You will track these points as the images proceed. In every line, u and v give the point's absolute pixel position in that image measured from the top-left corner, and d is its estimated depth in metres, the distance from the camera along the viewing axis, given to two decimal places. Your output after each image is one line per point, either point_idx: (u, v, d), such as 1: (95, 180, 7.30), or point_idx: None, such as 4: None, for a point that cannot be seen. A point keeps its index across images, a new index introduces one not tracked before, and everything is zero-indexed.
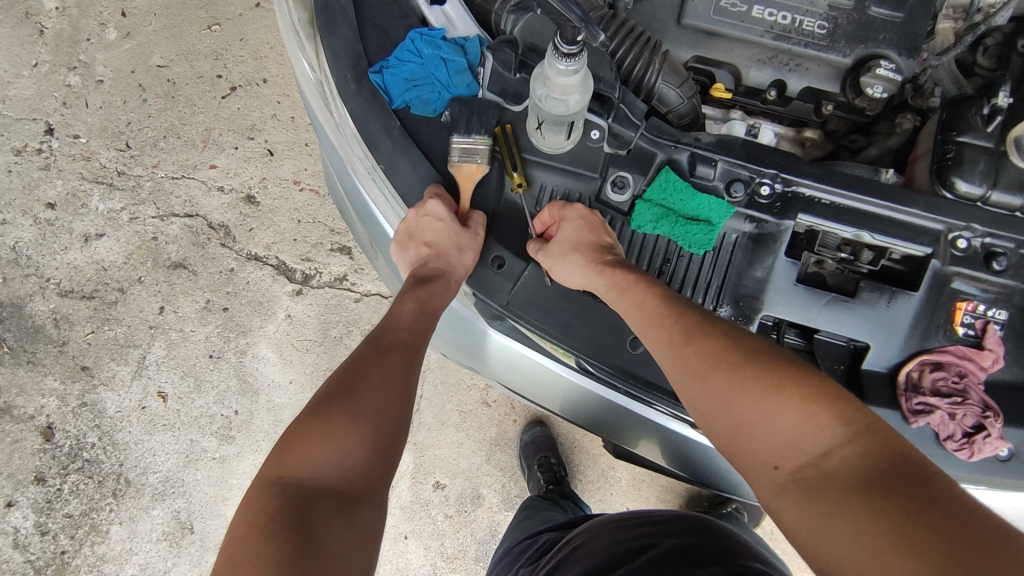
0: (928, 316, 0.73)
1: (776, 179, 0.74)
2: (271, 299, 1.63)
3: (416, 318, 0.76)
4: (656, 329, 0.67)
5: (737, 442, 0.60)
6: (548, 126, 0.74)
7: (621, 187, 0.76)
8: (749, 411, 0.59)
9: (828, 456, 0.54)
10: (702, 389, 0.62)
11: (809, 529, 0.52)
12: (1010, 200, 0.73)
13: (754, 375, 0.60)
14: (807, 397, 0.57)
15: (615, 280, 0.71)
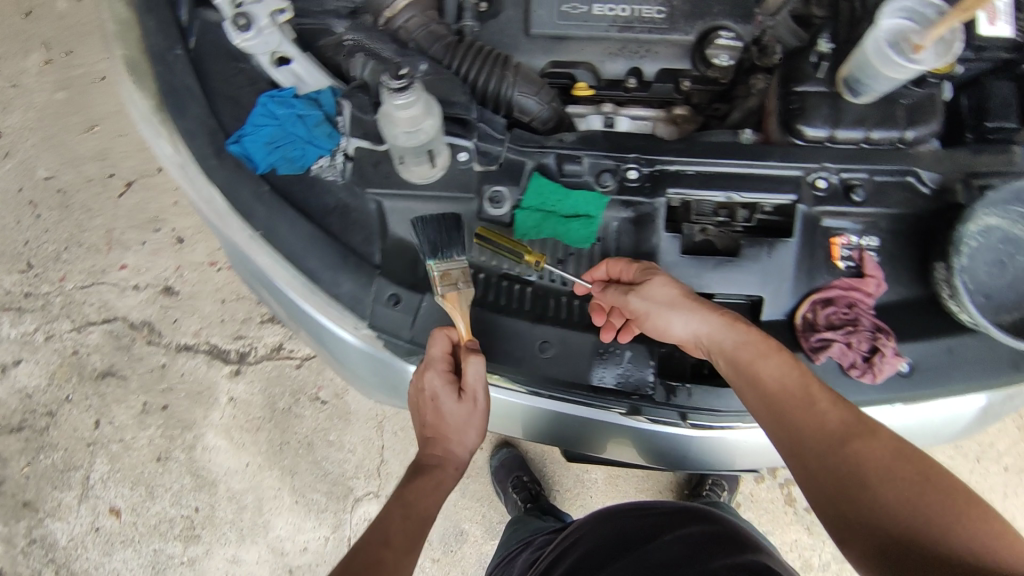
0: (809, 256, 0.77)
1: (641, 161, 0.77)
2: (210, 386, 1.56)
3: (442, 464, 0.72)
4: (797, 404, 0.64)
5: (895, 540, 0.55)
6: (411, 157, 0.77)
7: (498, 202, 0.78)
8: (919, 508, 0.55)
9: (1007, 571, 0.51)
10: (865, 472, 0.58)
11: None
12: (853, 135, 0.78)
13: (925, 479, 0.57)
14: (982, 513, 0.55)
15: (755, 344, 0.68)
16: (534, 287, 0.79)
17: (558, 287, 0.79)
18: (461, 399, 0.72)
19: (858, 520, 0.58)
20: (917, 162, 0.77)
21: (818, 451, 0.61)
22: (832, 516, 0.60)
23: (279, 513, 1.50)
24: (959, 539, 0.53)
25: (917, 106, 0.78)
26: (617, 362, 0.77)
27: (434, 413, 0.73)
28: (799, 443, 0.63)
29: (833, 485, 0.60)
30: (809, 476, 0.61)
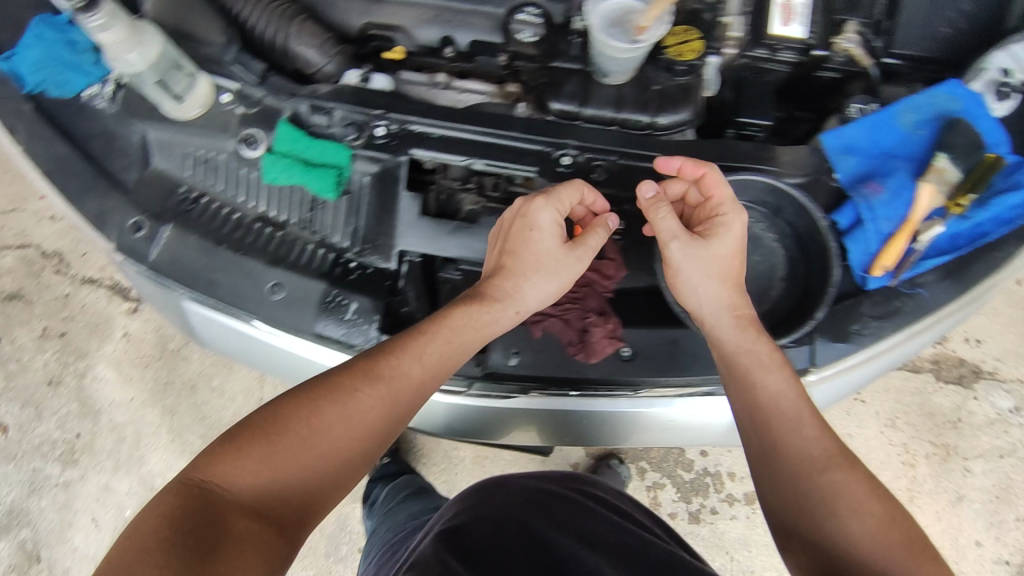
0: None
1: (388, 119, 0.78)
2: (106, 320, 1.71)
3: (384, 417, 0.66)
4: (340, 467, 0.64)
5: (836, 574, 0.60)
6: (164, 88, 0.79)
7: (253, 144, 0.79)
8: (875, 540, 0.60)
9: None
10: (830, 502, 0.62)
11: None
12: (603, 114, 0.77)
13: (886, 512, 0.62)
14: (941, 569, 0.59)
15: (759, 356, 0.67)
16: (284, 233, 0.81)
17: (308, 236, 0.81)
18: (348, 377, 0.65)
19: (799, 543, 0.64)
20: (665, 149, 0.76)
21: (790, 478, 0.65)
22: (787, 535, 0.65)
23: (155, 448, 1.63)
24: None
25: (666, 94, 0.77)
26: (342, 314, 0.77)
27: (410, 354, 0.67)
28: (777, 466, 0.66)
29: (794, 509, 0.64)
30: (770, 493, 0.66)
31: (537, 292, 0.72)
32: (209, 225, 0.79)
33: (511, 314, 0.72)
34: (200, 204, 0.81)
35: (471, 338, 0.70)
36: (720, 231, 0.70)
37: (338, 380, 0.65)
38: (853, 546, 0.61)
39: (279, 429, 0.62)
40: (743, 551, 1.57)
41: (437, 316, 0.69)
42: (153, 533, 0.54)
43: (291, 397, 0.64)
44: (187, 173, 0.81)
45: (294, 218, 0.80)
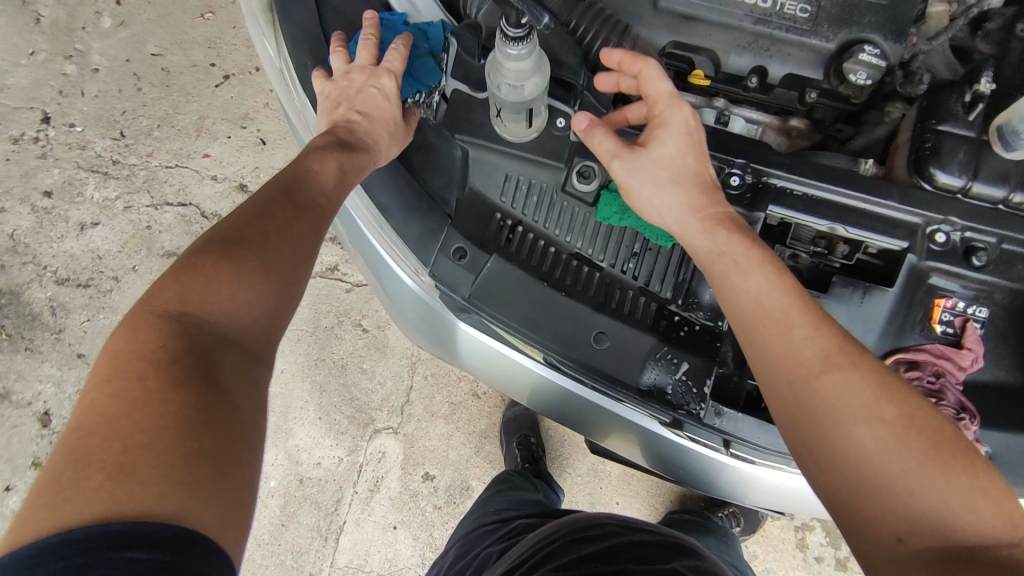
0: (903, 313, 0.71)
1: (746, 169, 0.71)
2: None
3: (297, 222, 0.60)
4: (282, 243, 0.58)
5: (853, 492, 0.53)
6: (506, 112, 0.73)
7: (586, 177, 0.74)
8: (887, 460, 0.52)
9: (969, 534, 0.50)
10: (837, 415, 0.54)
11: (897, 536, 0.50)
12: (991, 192, 0.71)
13: (904, 419, 0.53)
14: (966, 463, 0.51)
15: (777, 297, 0.59)
16: (601, 275, 0.75)
17: (628, 280, 0.75)
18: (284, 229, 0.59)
19: (818, 457, 0.55)
20: None
21: (788, 387, 0.57)
22: (797, 447, 0.57)
23: (302, 423, 1.62)
24: (932, 489, 0.51)
25: None
26: (671, 373, 0.73)
27: (337, 172, 0.67)
28: (766, 367, 0.59)
29: (801, 417, 0.56)
30: (775, 401, 0.58)
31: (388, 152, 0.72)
32: (529, 259, 0.75)
33: (362, 161, 0.71)
34: (517, 234, 0.75)
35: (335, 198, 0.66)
36: (655, 131, 0.69)
37: (240, 237, 0.56)
38: (865, 461, 0.52)
39: (207, 268, 0.53)
40: None
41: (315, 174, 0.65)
42: (97, 417, 0.44)
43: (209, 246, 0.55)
44: (503, 198, 0.76)
45: (615, 260, 0.75)
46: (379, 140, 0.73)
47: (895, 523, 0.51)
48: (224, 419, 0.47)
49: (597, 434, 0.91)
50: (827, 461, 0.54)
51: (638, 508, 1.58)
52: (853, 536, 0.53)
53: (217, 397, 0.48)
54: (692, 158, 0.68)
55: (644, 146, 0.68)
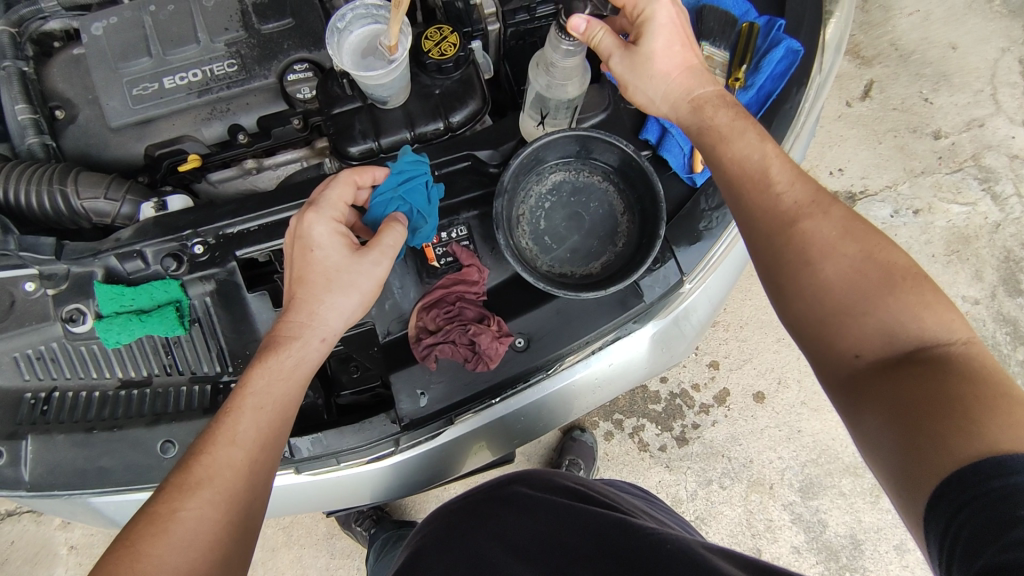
0: (402, 266, 0.78)
1: (201, 234, 0.75)
2: (45, 542, 1.59)
3: (263, 433, 0.62)
4: (241, 465, 0.60)
5: (830, 314, 0.57)
6: (551, 117, 0.77)
7: (77, 319, 0.75)
8: (849, 281, 0.57)
9: (924, 335, 0.54)
10: (809, 246, 0.58)
11: (858, 338, 0.56)
12: (400, 138, 0.78)
13: (865, 256, 0.57)
14: (923, 289, 0.55)
15: (747, 136, 0.65)
16: (152, 387, 0.77)
17: (177, 378, 0.78)
18: (250, 436, 0.61)
19: (790, 291, 0.59)
20: (470, 145, 0.77)
21: (769, 231, 0.61)
22: (764, 269, 0.62)
23: None
24: (886, 308, 0.55)
25: (450, 93, 0.78)
26: None
27: (284, 374, 0.65)
28: (744, 213, 0.63)
29: (771, 251, 0.61)
30: (754, 244, 0.63)
31: (339, 313, 0.68)
32: (73, 417, 0.75)
33: (320, 345, 0.67)
34: (54, 400, 0.76)
35: (285, 391, 0.65)
36: (647, 28, 0.68)
37: (209, 452, 0.59)
38: (833, 286, 0.57)
39: (190, 481, 0.57)
40: (736, 447, 1.64)
41: (243, 382, 0.63)
42: None
43: (141, 522, 0.55)
44: (26, 377, 0.76)
45: (154, 369, 0.77)
46: (324, 298, 0.67)
47: (856, 340, 0.56)
48: None
49: (277, 510, 0.90)
50: (790, 290, 0.59)
51: None
52: (818, 360, 0.59)
53: None
54: (681, 43, 0.69)
55: (637, 46, 0.69)
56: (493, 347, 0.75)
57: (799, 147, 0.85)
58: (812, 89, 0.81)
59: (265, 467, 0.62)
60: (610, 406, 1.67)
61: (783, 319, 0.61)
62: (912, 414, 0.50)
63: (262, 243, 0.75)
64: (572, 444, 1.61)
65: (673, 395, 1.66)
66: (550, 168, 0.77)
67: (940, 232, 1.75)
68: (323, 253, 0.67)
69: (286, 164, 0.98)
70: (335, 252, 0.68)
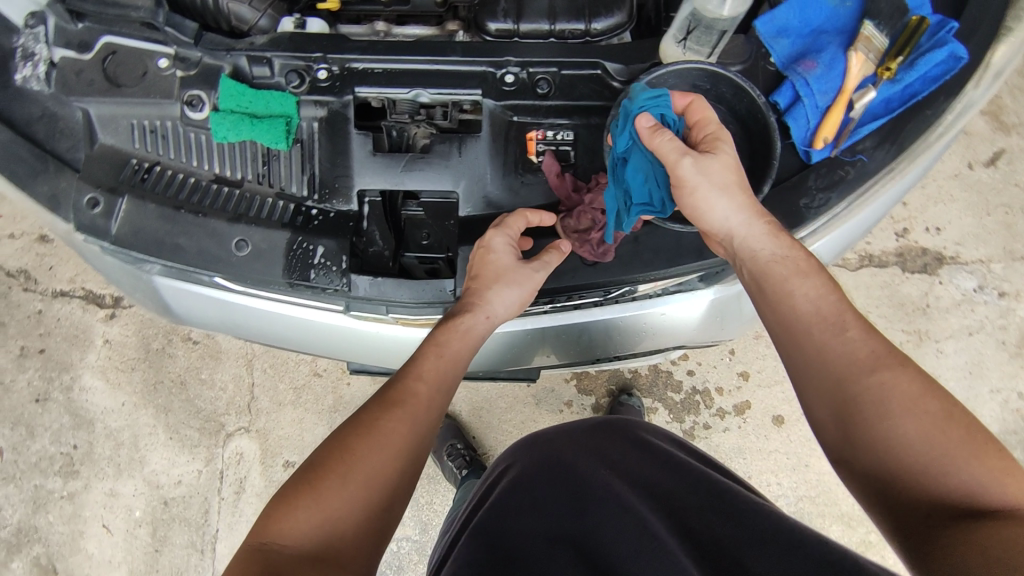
0: (501, 153, 0.79)
1: (329, 61, 0.78)
2: (85, 329, 1.71)
3: (439, 370, 0.73)
4: (423, 405, 0.71)
5: (902, 469, 0.58)
6: (694, 38, 0.72)
7: (197, 105, 0.80)
8: (932, 444, 0.58)
9: (999, 501, 0.55)
10: (885, 402, 0.60)
11: (937, 499, 0.56)
12: (539, 28, 0.79)
13: (945, 412, 0.59)
14: (1007, 457, 0.57)
15: (795, 261, 0.66)
16: (241, 190, 0.81)
17: (265, 190, 0.81)
18: (429, 382, 0.72)
19: (862, 441, 0.60)
20: (604, 54, 0.78)
21: (837, 384, 0.62)
22: (829, 417, 0.63)
23: (154, 448, 1.66)
24: (967, 471, 0.56)
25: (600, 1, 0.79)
26: (309, 259, 0.78)
27: (459, 333, 0.75)
28: (814, 363, 0.64)
29: (837, 397, 0.62)
30: (820, 394, 0.63)
31: (506, 301, 0.76)
32: (166, 192, 0.80)
33: (484, 320, 0.76)
34: (154, 173, 0.81)
35: (460, 350, 0.75)
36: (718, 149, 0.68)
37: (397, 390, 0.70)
38: (910, 447, 0.58)
39: (390, 397, 0.70)
40: (738, 459, 1.64)
41: (433, 334, 0.75)
42: (279, 497, 0.63)
43: (350, 426, 0.67)
44: (137, 145, 0.81)
45: (248, 174, 0.81)
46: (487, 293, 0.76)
47: (930, 499, 0.56)
48: (340, 510, 0.62)
49: (312, 347, 0.95)
50: (867, 446, 0.60)
51: (493, 437, 1.67)
52: (886, 509, 0.59)
53: (345, 506, 0.63)
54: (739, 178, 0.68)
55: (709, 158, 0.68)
56: (546, 214, 0.78)
57: (926, 161, 0.81)
58: (960, 104, 0.78)
59: (440, 408, 0.73)
60: (630, 379, 1.68)
61: (848, 474, 0.62)
62: (920, 515, 0.56)
63: (377, 86, 0.78)
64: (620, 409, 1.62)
65: (694, 390, 1.67)
66: None
67: (1018, 322, 1.68)
68: (497, 255, 0.77)
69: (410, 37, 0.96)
70: (507, 256, 0.77)
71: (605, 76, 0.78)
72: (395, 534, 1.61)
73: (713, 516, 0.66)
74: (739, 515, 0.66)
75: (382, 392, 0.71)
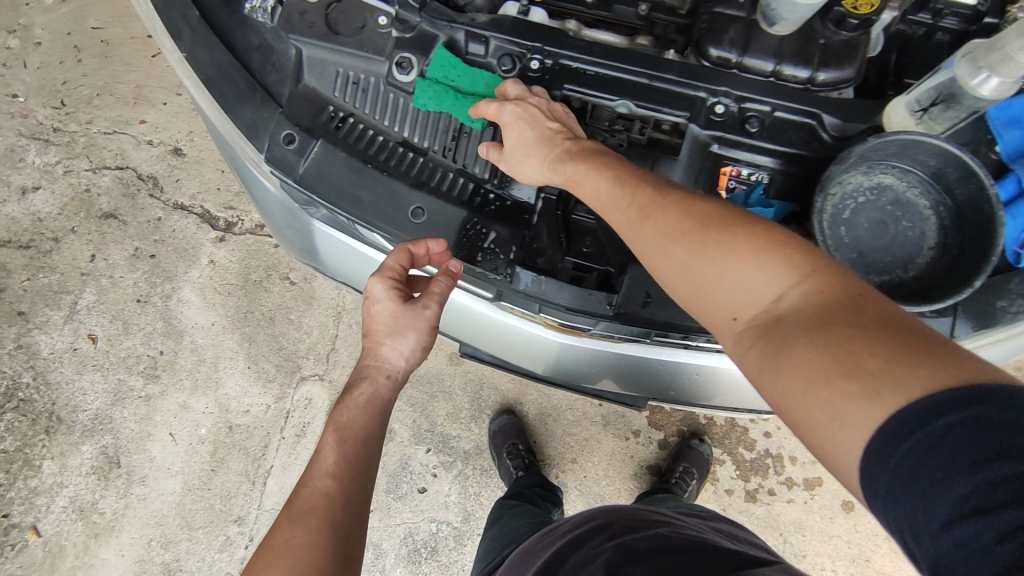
0: (691, 182, 0.77)
1: (544, 54, 0.78)
2: (195, 246, 1.78)
3: (340, 454, 0.72)
4: (337, 498, 0.69)
5: (693, 301, 0.59)
6: (935, 110, 0.69)
7: (405, 68, 0.81)
8: (706, 265, 0.57)
9: (764, 297, 0.54)
10: (660, 253, 0.61)
11: (730, 304, 0.56)
12: (761, 65, 0.77)
13: (698, 228, 0.58)
14: (748, 246, 0.55)
15: (619, 170, 0.67)
16: (425, 158, 0.83)
17: (448, 164, 0.83)
18: (332, 456, 0.72)
19: (667, 284, 0.61)
20: (823, 105, 0.75)
21: (640, 248, 0.63)
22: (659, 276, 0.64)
23: (231, 373, 1.71)
24: (726, 275, 0.55)
25: (833, 49, 0.75)
26: (480, 242, 0.78)
27: (359, 403, 0.77)
28: (623, 233, 0.66)
29: (648, 264, 0.63)
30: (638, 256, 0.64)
31: (398, 353, 0.79)
32: (356, 145, 0.82)
33: (385, 381, 0.79)
34: (347, 124, 0.83)
35: (360, 424, 0.75)
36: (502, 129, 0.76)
37: (304, 495, 0.69)
38: (691, 276, 0.58)
39: (295, 507, 0.68)
40: (797, 534, 1.57)
41: (331, 419, 0.76)
42: None
43: (260, 551, 0.65)
44: (337, 94, 0.83)
45: (436, 145, 0.82)
46: (381, 350, 0.79)
47: (730, 304, 0.56)
48: None
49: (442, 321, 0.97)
50: (684, 300, 0.60)
51: (553, 446, 1.66)
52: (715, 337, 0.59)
53: None
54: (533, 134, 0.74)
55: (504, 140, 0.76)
56: (429, 243, 0.76)
57: None
58: None
59: (356, 496, 0.70)
60: (703, 425, 1.65)
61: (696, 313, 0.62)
62: (807, 357, 0.49)
63: (586, 88, 0.77)
64: (688, 452, 1.59)
65: (766, 453, 1.62)
66: (885, 167, 0.73)
67: None
68: (379, 305, 0.78)
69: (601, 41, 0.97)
70: (389, 304, 0.78)
71: (818, 129, 0.75)
72: (438, 516, 1.61)
73: (688, 567, 0.68)
74: (733, 570, 0.68)
75: (290, 501, 0.69)
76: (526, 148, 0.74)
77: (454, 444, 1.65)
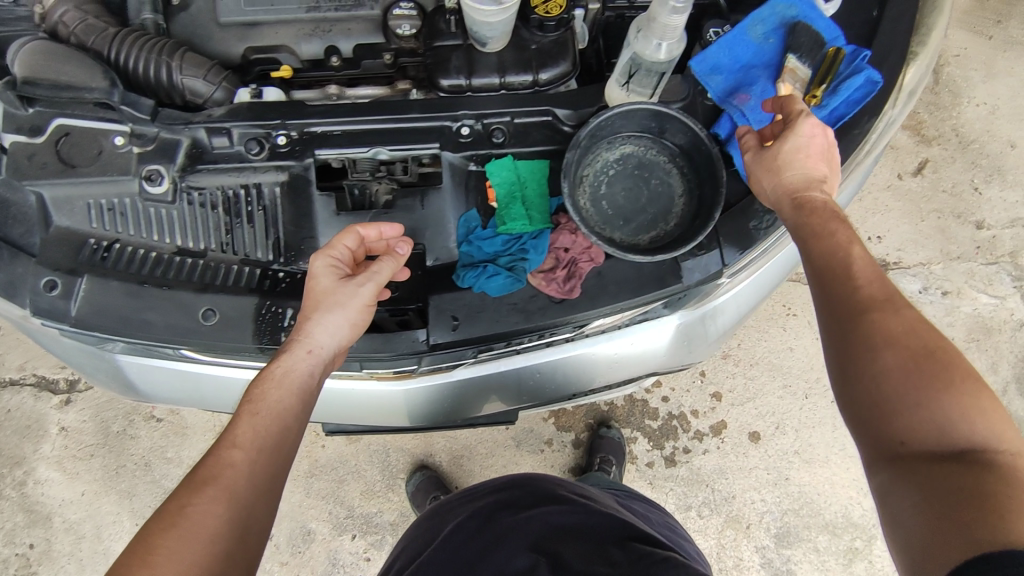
0: (463, 201, 0.81)
1: (287, 127, 0.80)
2: (39, 418, 1.62)
3: (255, 433, 0.65)
4: (251, 473, 0.63)
5: (876, 403, 0.57)
6: (636, 83, 0.78)
7: (155, 179, 0.79)
8: (901, 371, 0.56)
9: (967, 437, 0.53)
10: (872, 341, 0.58)
11: (912, 425, 0.55)
12: (489, 82, 0.83)
13: (916, 348, 0.57)
14: (973, 391, 0.54)
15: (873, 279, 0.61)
16: (205, 260, 0.81)
17: (230, 257, 0.81)
18: (250, 417, 0.66)
19: (849, 376, 0.59)
20: (552, 102, 0.81)
21: (839, 325, 0.60)
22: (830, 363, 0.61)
23: (119, 537, 1.57)
24: (937, 405, 0.54)
25: (546, 51, 0.82)
26: (279, 322, 0.79)
27: (276, 378, 0.69)
28: (829, 317, 0.62)
29: (837, 352, 0.60)
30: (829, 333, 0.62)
31: (328, 329, 0.74)
32: (129, 269, 0.79)
33: (306, 356, 0.72)
34: (114, 251, 0.80)
35: (278, 400, 0.68)
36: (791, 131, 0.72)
37: (206, 470, 0.62)
38: (884, 376, 0.57)
39: (210, 475, 0.61)
40: (721, 480, 1.65)
41: (248, 393, 0.68)
42: None
43: (153, 520, 0.58)
44: (94, 225, 0.80)
45: (212, 243, 0.81)
46: (311, 321, 0.73)
47: (904, 429, 0.55)
48: None
49: None
50: (856, 397, 0.58)
51: (475, 484, 1.65)
52: (862, 436, 0.58)
53: None
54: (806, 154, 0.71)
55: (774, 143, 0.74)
56: (383, 226, 0.77)
57: (853, 181, 0.89)
58: (882, 123, 0.84)
59: (270, 468, 0.65)
60: (607, 412, 1.69)
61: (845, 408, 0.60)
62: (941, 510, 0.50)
63: (339, 147, 0.80)
64: (600, 442, 1.62)
65: (670, 415, 1.69)
66: (621, 139, 0.80)
67: (964, 317, 1.75)
68: (313, 281, 0.75)
69: (364, 98, 0.96)
70: (324, 278, 0.74)
71: (556, 124, 0.81)
72: None
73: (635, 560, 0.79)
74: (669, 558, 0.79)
75: (193, 472, 0.62)
76: (790, 160, 0.72)
77: (378, 520, 1.60)
